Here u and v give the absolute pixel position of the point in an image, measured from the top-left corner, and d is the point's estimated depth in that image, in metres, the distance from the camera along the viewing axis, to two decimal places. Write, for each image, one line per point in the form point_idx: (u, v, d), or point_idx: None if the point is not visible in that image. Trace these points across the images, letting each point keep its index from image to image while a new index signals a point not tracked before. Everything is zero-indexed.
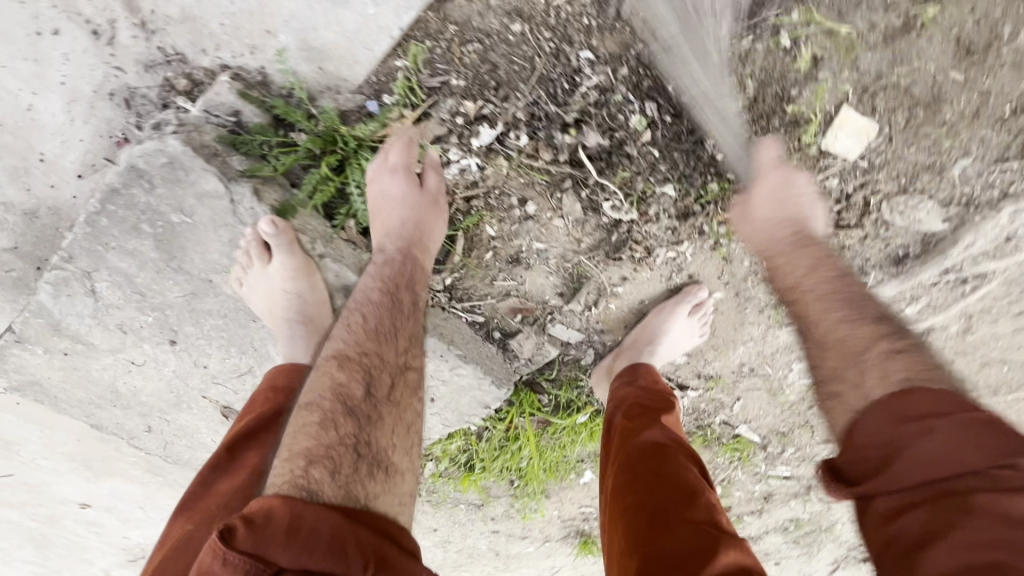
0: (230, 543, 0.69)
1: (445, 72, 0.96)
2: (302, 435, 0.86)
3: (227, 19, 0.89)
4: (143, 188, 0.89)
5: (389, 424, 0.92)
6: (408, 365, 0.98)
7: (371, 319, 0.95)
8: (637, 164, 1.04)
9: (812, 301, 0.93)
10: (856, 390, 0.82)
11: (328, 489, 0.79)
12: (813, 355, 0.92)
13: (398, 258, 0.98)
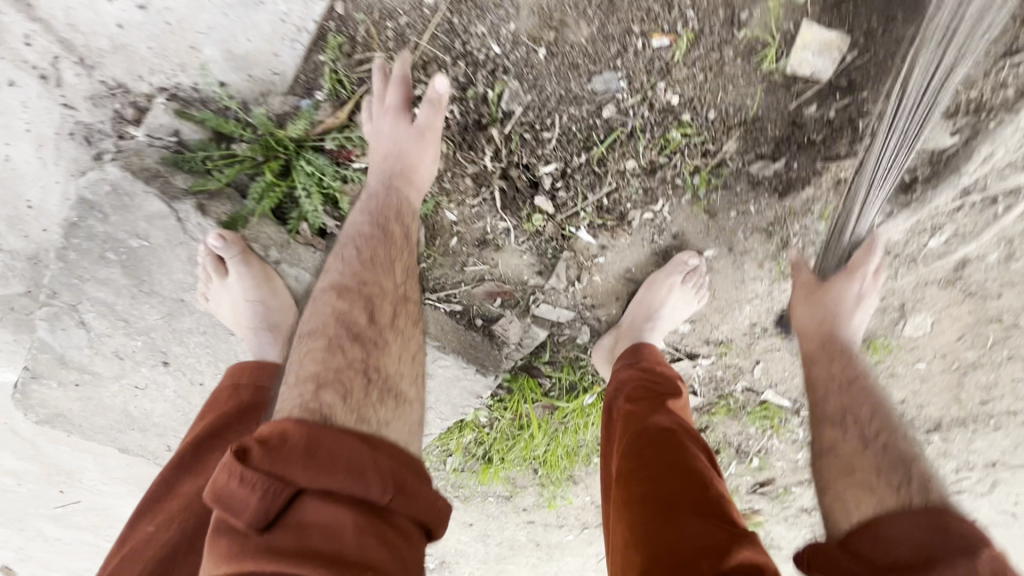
0: (246, 462, 0.63)
1: (367, 56, 0.93)
2: (309, 360, 0.78)
3: (153, 42, 0.91)
4: (98, 218, 0.93)
5: (397, 350, 0.84)
6: (407, 296, 0.90)
7: (363, 250, 0.89)
8: (586, 122, 0.98)
9: (859, 393, 0.91)
10: (883, 492, 0.78)
11: (341, 414, 0.72)
12: (840, 444, 0.88)
13: (381, 194, 0.92)
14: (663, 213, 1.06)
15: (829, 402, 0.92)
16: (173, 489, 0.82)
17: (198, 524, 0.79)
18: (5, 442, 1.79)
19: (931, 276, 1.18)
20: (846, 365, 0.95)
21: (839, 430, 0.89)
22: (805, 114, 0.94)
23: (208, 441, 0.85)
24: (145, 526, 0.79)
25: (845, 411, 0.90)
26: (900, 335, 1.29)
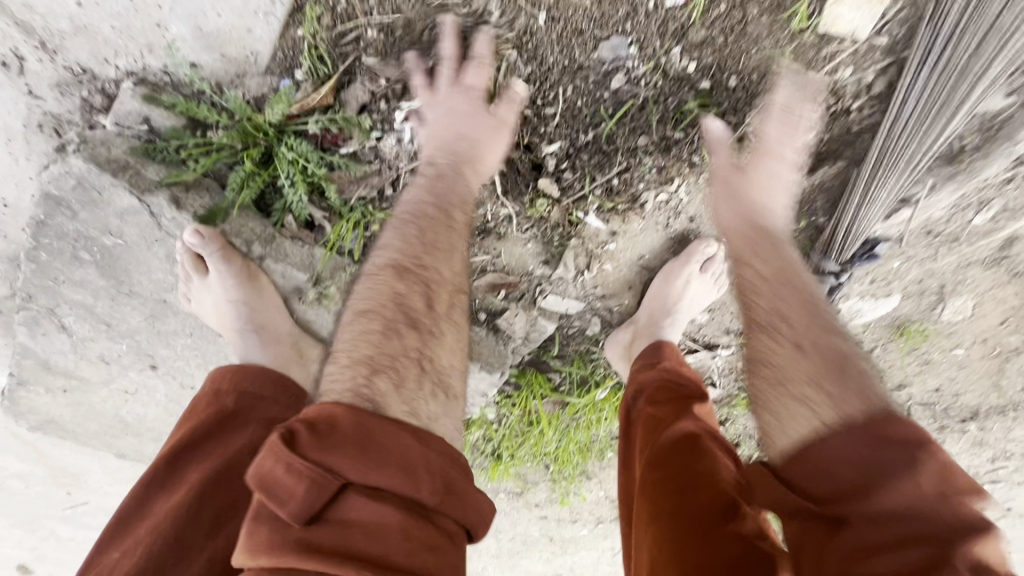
0: (296, 447, 0.58)
1: (349, 27, 0.83)
2: (363, 344, 0.72)
3: (115, 21, 0.83)
4: (66, 216, 0.86)
5: (452, 342, 0.78)
6: (462, 284, 0.84)
7: (420, 229, 0.83)
8: (592, 97, 0.89)
9: (783, 295, 0.79)
10: (822, 400, 0.65)
11: (394, 403, 0.65)
12: (773, 354, 0.74)
13: (444, 177, 0.87)
14: (679, 194, 0.97)
15: (759, 311, 0.79)
16: (148, 506, 0.78)
17: (165, 546, 0.73)
18: (8, 445, 1.77)
19: (975, 256, 1.08)
20: (772, 261, 0.83)
21: (772, 339, 0.75)
22: (839, 79, 0.84)
23: (183, 452, 0.80)
24: (123, 546, 0.74)
25: (774, 318, 0.77)
26: (937, 319, 1.21)
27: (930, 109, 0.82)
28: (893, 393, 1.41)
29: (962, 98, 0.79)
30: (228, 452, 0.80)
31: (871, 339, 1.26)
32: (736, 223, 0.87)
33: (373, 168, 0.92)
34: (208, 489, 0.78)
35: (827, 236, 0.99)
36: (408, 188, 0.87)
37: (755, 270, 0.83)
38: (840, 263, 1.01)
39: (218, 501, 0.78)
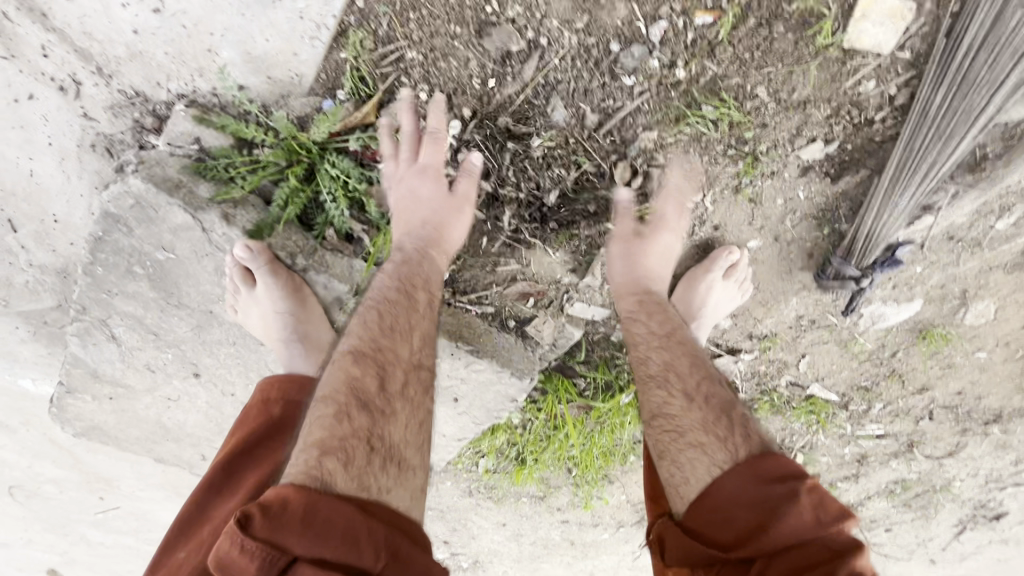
0: (247, 530, 0.62)
1: (390, 49, 0.87)
2: (319, 428, 0.73)
3: (169, 47, 0.88)
4: (122, 232, 0.91)
5: (405, 420, 0.78)
6: (420, 363, 0.84)
7: (385, 315, 0.84)
8: (624, 113, 0.91)
9: (675, 354, 0.96)
10: (710, 451, 0.83)
11: (342, 479, 0.69)
12: (676, 410, 0.90)
13: (410, 257, 0.89)
14: (705, 203, 1.00)
15: (656, 369, 0.95)
16: (209, 511, 0.82)
17: (222, 549, 0.76)
18: (45, 451, 1.83)
19: (997, 261, 1.10)
20: (653, 323, 1.00)
21: (668, 395, 0.92)
22: (864, 89, 0.87)
23: (235, 460, 0.84)
24: (188, 545, 0.80)
25: (666, 375, 0.94)
26: (960, 323, 1.23)
27: (939, 119, 0.85)
28: (914, 397, 1.44)
29: (968, 108, 0.83)
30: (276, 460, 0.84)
31: (893, 343, 1.28)
32: (624, 297, 1.01)
33: None
34: (260, 496, 0.81)
35: (849, 240, 1.00)
36: (375, 276, 0.88)
37: (646, 333, 0.99)
38: (861, 268, 1.02)
39: None
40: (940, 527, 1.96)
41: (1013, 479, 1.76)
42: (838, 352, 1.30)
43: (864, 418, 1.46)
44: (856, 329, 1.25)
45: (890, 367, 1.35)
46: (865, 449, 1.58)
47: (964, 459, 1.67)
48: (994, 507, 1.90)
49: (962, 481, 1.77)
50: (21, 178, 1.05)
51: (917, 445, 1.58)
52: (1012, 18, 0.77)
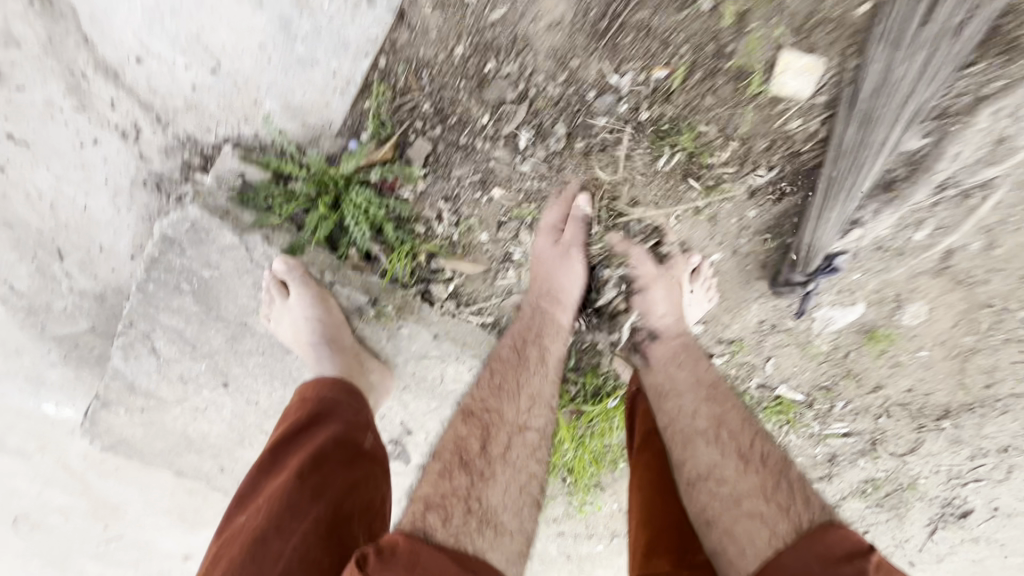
0: (364, 567, 0.78)
1: (407, 99, 1.05)
2: (429, 483, 0.97)
3: (221, 100, 1.06)
4: (176, 252, 1.07)
5: (502, 484, 0.99)
6: (524, 425, 1.06)
7: (498, 374, 1.10)
8: (600, 148, 1.09)
9: (723, 411, 1.08)
10: (769, 521, 0.92)
11: (441, 531, 0.87)
12: (725, 469, 1.01)
13: (527, 315, 1.14)
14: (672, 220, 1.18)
15: (704, 423, 1.07)
16: (259, 488, 0.94)
17: (276, 514, 0.88)
18: (55, 479, 1.85)
19: (921, 267, 1.29)
20: (694, 368, 1.15)
21: (719, 454, 1.03)
22: (789, 127, 1.06)
23: (282, 445, 0.97)
24: (245, 515, 0.92)
25: (714, 431, 1.06)
26: (900, 324, 1.40)
27: (854, 149, 1.02)
28: (870, 395, 1.60)
29: (877, 140, 0.99)
30: (316, 444, 0.95)
31: (846, 344, 1.45)
32: (664, 351, 1.19)
33: (422, 209, 1.13)
34: (304, 471, 0.92)
35: (794, 251, 1.16)
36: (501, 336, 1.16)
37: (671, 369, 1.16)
38: (806, 275, 1.18)
39: (316, 478, 0.92)
40: (914, 528, 2.09)
41: (974, 474, 1.89)
42: (799, 354, 1.47)
43: (828, 417, 1.62)
44: (812, 333, 1.43)
45: (847, 368, 1.52)
46: (834, 447, 1.73)
47: (924, 456, 1.83)
48: (961, 503, 2.02)
49: (927, 477, 1.91)
50: (76, 211, 1.19)
51: (882, 444, 1.73)
52: (898, 73, 0.94)
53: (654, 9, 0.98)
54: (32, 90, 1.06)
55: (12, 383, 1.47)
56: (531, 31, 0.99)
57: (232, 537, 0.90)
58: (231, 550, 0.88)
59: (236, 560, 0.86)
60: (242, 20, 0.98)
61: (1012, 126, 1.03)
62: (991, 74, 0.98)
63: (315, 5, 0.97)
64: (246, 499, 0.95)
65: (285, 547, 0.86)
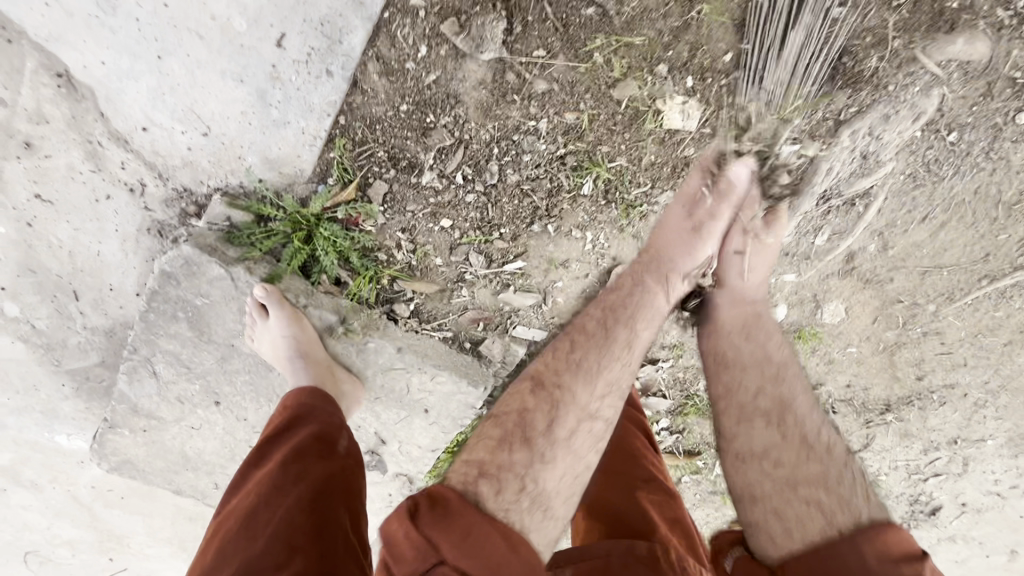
0: (416, 522, 0.86)
1: (365, 149, 1.25)
2: (485, 446, 1.03)
3: (212, 157, 1.26)
4: (173, 285, 1.26)
5: (560, 468, 1.03)
6: (591, 412, 1.08)
7: (576, 348, 1.13)
8: (530, 180, 1.28)
9: (789, 394, 1.13)
10: (825, 509, 0.99)
11: (491, 502, 0.93)
12: (784, 447, 1.07)
13: (626, 288, 1.19)
14: (598, 240, 1.34)
15: (766, 405, 1.11)
16: (249, 478, 1.10)
17: (266, 493, 1.05)
18: (65, 511, 1.93)
19: (829, 270, 1.45)
20: (764, 342, 1.19)
21: (777, 437, 1.09)
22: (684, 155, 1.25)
23: (271, 441, 1.14)
24: (239, 497, 1.09)
25: (778, 412, 1.11)
26: (822, 322, 1.54)
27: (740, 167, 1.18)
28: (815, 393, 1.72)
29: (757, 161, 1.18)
30: (297, 439, 1.13)
31: None
32: (735, 315, 1.22)
33: (383, 239, 1.32)
34: (289, 460, 1.09)
35: None
36: (588, 308, 1.20)
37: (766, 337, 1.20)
38: None
39: (299, 464, 1.09)
40: None
41: (934, 469, 1.87)
42: None
43: None
44: None
45: None
46: None
47: (877, 452, 1.85)
48: (929, 501, 1.93)
49: (888, 474, 1.90)
50: (91, 256, 1.40)
51: None
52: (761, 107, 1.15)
53: (558, 65, 1.18)
54: (58, 157, 1.28)
55: (29, 416, 1.63)
56: (461, 89, 1.20)
57: (228, 515, 1.07)
58: (226, 526, 1.05)
59: (231, 530, 1.03)
60: (228, 94, 1.20)
61: (872, 143, 1.22)
62: (846, 103, 1.18)
63: (286, 78, 1.19)
64: (238, 486, 1.11)
65: (273, 517, 1.02)
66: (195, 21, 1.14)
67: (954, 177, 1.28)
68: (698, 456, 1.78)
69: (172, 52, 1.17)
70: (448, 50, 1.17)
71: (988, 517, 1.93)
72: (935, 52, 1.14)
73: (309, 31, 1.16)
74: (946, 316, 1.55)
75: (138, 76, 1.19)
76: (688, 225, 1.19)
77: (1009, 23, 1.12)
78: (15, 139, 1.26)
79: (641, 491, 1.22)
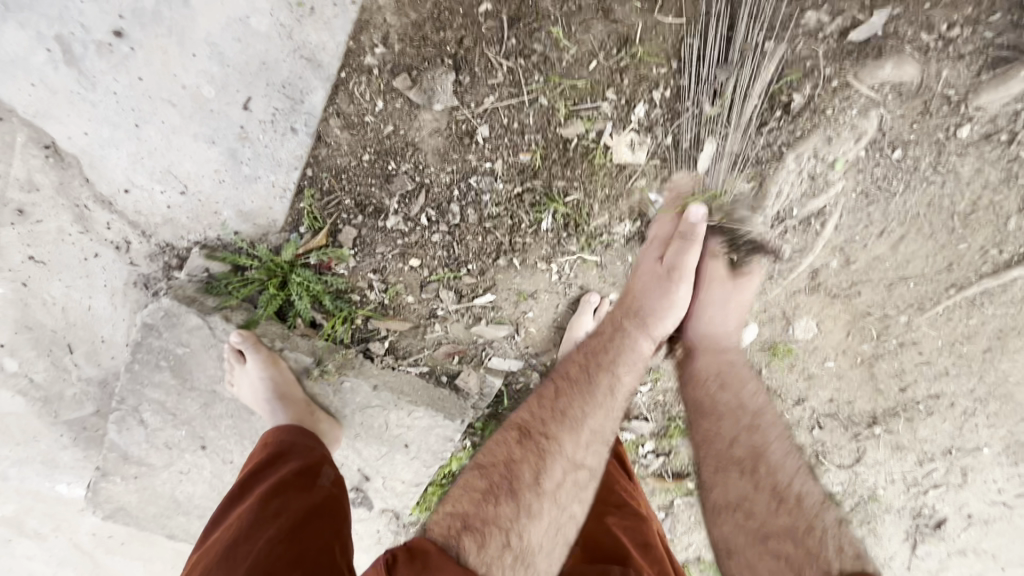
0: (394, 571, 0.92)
1: (333, 197, 1.32)
2: (467, 499, 1.06)
3: (190, 214, 1.34)
4: (155, 335, 1.33)
5: (545, 519, 1.06)
6: (577, 462, 1.11)
7: (557, 399, 1.16)
8: (490, 218, 1.33)
9: (764, 444, 1.14)
10: (795, 563, 0.97)
11: (472, 556, 0.97)
12: (752, 495, 1.08)
13: (607, 336, 1.21)
14: (565, 269, 1.38)
15: (743, 453, 1.13)
16: (231, 510, 1.12)
17: (246, 524, 1.06)
18: (68, 560, 1.95)
19: (798, 286, 1.42)
20: (740, 392, 1.21)
21: (752, 486, 1.09)
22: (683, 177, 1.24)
23: (253, 475, 1.15)
24: (221, 527, 1.10)
25: (754, 462, 1.12)
26: (795, 339, 1.48)
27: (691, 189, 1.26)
28: None
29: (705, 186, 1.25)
30: (280, 474, 1.15)
31: None
32: (711, 368, 1.25)
33: (355, 280, 1.37)
34: (269, 494, 1.10)
35: None
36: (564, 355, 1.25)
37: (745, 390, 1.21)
38: None
39: (278, 501, 1.10)
40: None
41: (931, 481, 1.64)
42: None
43: None
44: None
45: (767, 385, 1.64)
46: None
47: (869, 466, 1.64)
48: (932, 514, 1.68)
49: (885, 488, 1.66)
50: (83, 311, 1.47)
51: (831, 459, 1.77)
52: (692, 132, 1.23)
53: (507, 112, 1.25)
54: (48, 221, 1.37)
55: (30, 466, 1.69)
56: (418, 137, 1.27)
57: (210, 543, 1.08)
58: (208, 555, 1.06)
59: (213, 559, 1.04)
60: (202, 154, 1.28)
61: (816, 164, 1.27)
62: (786, 130, 1.24)
63: (254, 137, 1.27)
64: (220, 518, 1.12)
65: (253, 548, 1.03)
66: (168, 92, 1.23)
67: (905, 191, 1.30)
68: (687, 478, 1.75)
69: (149, 120, 1.26)
70: (402, 103, 1.24)
71: (997, 529, 1.67)
72: (866, 76, 1.20)
73: (273, 94, 1.24)
74: (921, 326, 1.45)
75: (118, 144, 1.27)
76: (663, 272, 1.20)
77: (933, 46, 1.19)
78: (9, 208, 1.36)
79: (612, 517, 1.21)
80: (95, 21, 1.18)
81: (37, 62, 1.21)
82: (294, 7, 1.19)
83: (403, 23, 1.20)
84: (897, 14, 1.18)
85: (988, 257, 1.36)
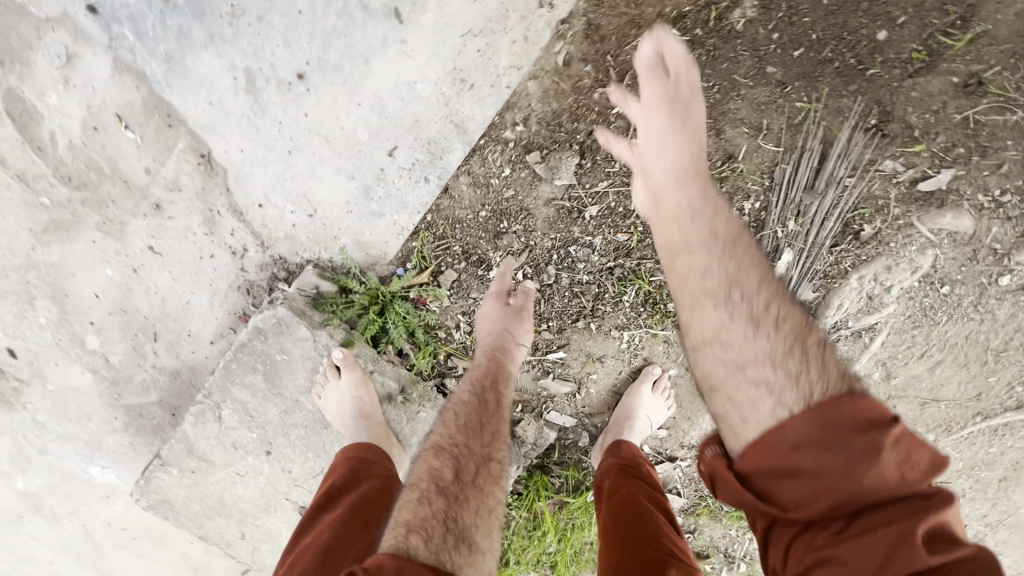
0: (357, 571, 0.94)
1: (445, 243, 1.46)
2: (408, 511, 1.08)
3: (312, 235, 1.47)
4: (260, 339, 1.43)
5: (474, 507, 1.15)
6: (490, 458, 1.24)
7: (460, 415, 1.28)
8: (577, 283, 1.47)
9: (738, 268, 0.97)
10: (774, 388, 0.84)
11: (423, 553, 0.99)
12: (731, 321, 0.93)
13: (484, 364, 1.37)
14: (634, 340, 1.52)
15: (715, 283, 0.96)
16: (321, 519, 1.19)
17: (341, 530, 1.14)
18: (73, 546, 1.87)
19: None
20: (710, 219, 1.02)
21: (726, 316, 0.94)
22: (577, 276, 1.46)
23: (338, 488, 1.24)
24: (310, 534, 1.17)
25: (727, 287, 0.96)
26: None
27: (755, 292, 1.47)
28: None
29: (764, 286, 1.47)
30: (364, 489, 1.24)
31: None
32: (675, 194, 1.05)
33: (445, 319, 1.49)
34: (357, 505, 1.19)
35: None
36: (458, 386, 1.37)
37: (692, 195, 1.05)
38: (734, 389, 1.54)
39: (366, 513, 1.18)
40: None
41: None
42: None
43: None
44: None
45: None
46: None
47: None
48: None
49: None
50: (180, 304, 1.57)
51: None
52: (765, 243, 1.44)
53: (616, 196, 1.42)
54: (179, 219, 1.50)
55: (73, 444, 1.72)
56: (533, 204, 1.43)
57: (299, 551, 1.14)
58: (299, 559, 1.12)
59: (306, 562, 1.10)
60: (339, 187, 1.44)
61: (875, 286, 1.45)
62: (852, 253, 1.43)
63: (391, 180, 1.43)
64: (307, 526, 1.20)
65: (348, 556, 1.10)
66: (327, 130, 1.40)
67: (948, 323, 1.47)
68: (706, 559, 1.81)
69: (301, 149, 1.42)
70: (527, 173, 1.42)
71: None
72: (928, 220, 1.39)
73: (417, 147, 1.41)
74: (946, 446, 1.58)
75: (268, 165, 1.43)
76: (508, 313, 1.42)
77: (987, 206, 1.37)
78: (148, 201, 1.48)
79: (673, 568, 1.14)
80: (284, 63, 1.36)
81: (221, 86, 1.38)
82: (458, 82, 1.37)
83: (544, 109, 1.39)
84: (960, 175, 1.37)
85: (1014, 393, 1.50)
